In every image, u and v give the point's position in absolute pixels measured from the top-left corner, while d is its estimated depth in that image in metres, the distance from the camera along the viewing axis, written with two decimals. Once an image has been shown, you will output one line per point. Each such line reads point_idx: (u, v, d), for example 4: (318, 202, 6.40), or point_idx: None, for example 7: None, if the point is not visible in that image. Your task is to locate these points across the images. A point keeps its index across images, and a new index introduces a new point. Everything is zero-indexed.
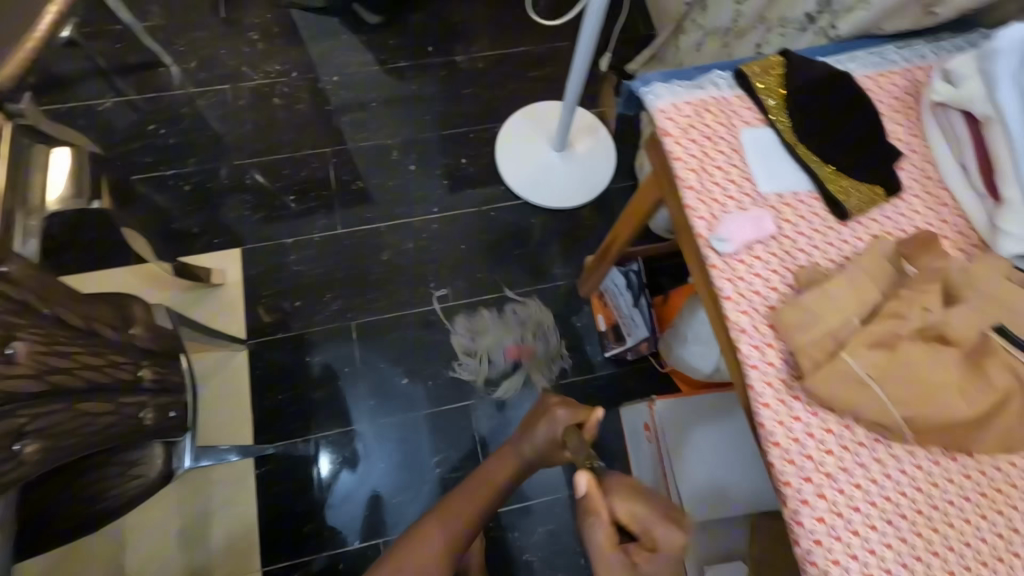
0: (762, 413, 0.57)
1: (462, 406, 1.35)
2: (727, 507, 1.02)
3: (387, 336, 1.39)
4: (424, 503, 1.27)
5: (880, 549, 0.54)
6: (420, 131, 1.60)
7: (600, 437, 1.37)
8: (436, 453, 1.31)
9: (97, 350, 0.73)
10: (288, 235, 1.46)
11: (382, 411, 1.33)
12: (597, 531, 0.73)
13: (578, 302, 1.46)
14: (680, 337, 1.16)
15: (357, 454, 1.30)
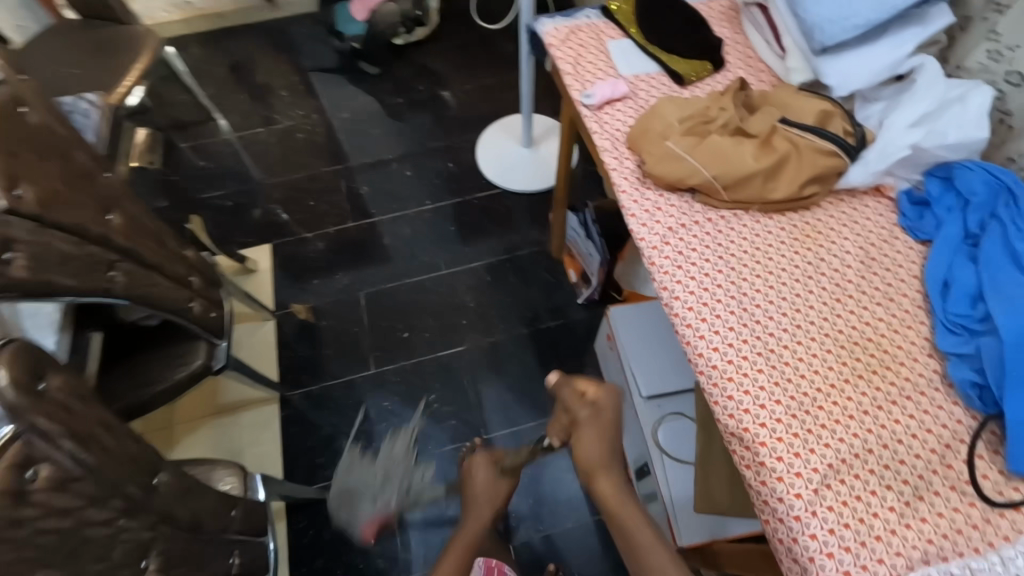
0: (622, 197, 0.79)
1: (453, 351, 1.56)
2: (675, 380, 1.16)
3: (389, 300, 1.65)
4: (422, 432, 1.46)
5: (713, 274, 0.73)
6: (413, 146, 1.97)
7: (577, 369, 1.54)
8: (432, 390, 1.51)
9: (161, 245, 1.00)
10: (307, 230, 1.79)
11: (386, 359, 1.56)
12: (569, 397, 0.86)
13: (550, 262, 1.69)
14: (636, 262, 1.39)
15: (365, 395, 1.51)
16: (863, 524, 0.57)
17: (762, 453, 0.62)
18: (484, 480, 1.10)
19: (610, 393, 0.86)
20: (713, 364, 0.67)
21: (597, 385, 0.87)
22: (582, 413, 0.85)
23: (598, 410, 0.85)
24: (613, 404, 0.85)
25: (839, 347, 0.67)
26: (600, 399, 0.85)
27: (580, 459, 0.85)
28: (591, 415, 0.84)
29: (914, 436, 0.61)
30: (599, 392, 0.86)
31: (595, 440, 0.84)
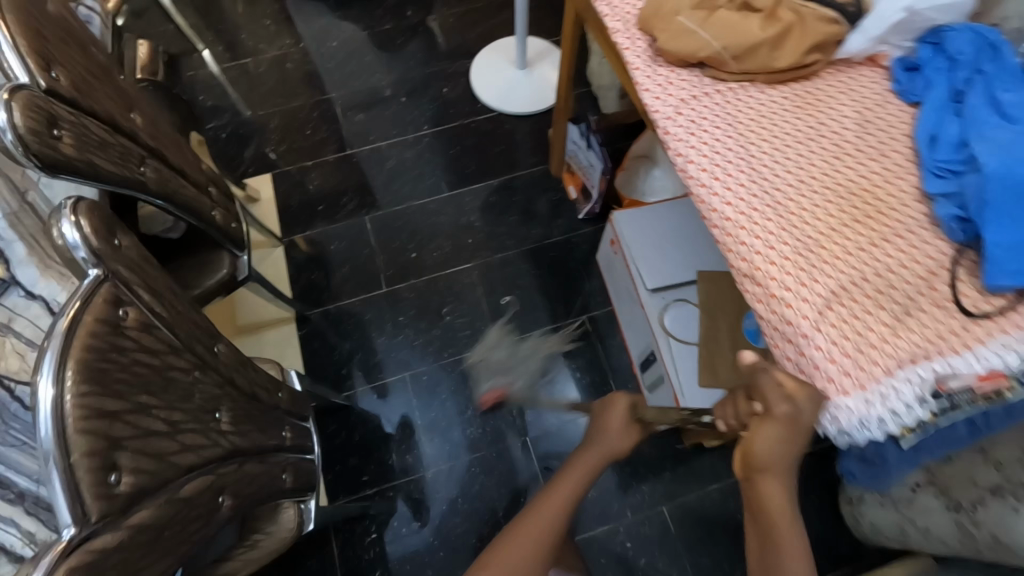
0: (636, 74, 0.84)
1: (462, 268, 1.62)
2: (678, 273, 1.24)
3: (395, 223, 1.69)
4: (436, 343, 1.54)
5: (724, 139, 0.78)
6: (407, 73, 1.95)
7: (582, 281, 1.61)
8: (445, 305, 1.58)
9: (180, 151, 1.01)
10: (307, 159, 1.80)
11: (397, 278, 1.61)
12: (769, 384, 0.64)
13: (551, 181, 1.74)
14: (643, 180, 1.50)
15: (380, 313, 1.57)
16: (861, 337, 0.65)
17: (772, 287, 0.69)
18: (614, 427, 0.82)
19: (821, 390, 0.63)
20: (726, 217, 0.74)
21: (804, 378, 0.64)
22: (774, 400, 0.63)
23: (796, 410, 0.62)
24: (815, 406, 0.63)
25: (839, 198, 0.74)
26: (804, 396, 0.63)
27: (746, 448, 0.64)
28: (788, 414, 0.62)
29: (905, 267, 0.69)
30: (806, 386, 0.63)
31: (779, 436, 0.62)
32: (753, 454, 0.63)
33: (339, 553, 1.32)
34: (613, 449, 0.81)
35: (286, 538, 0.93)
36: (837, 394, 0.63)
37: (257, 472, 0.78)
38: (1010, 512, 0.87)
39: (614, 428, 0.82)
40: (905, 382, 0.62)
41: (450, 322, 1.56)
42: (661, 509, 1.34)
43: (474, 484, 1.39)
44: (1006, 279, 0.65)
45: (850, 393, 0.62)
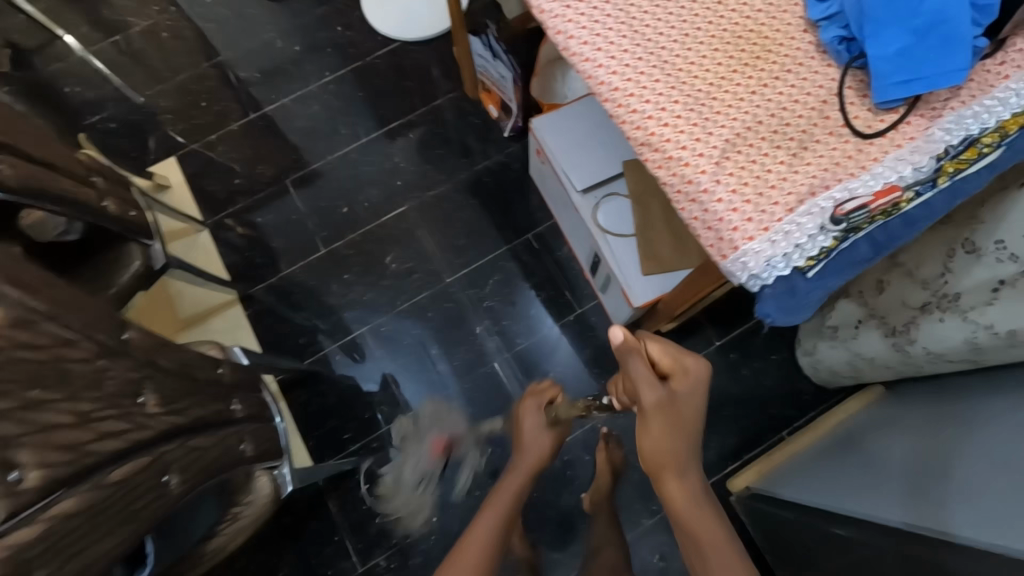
0: None
1: (397, 214, 1.57)
2: (605, 168, 1.21)
3: (319, 182, 1.62)
4: (388, 294, 1.51)
5: (602, 5, 0.74)
6: (295, 18, 1.80)
7: (520, 199, 1.57)
8: (389, 254, 1.54)
9: (46, 142, 0.93)
10: (211, 133, 1.69)
11: (334, 238, 1.57)
12: (638, 368, 0.63)
13: (470, 105, 1.66)
14: (561, 80, 1.43)
15: (324, 276, 1.54)
16: (760, 180, 0.64)
17: (669, 148, 0.67)
18: (531, 433, 0.84)
19: (691, 373, 0.64)
20: (615, 87, 0.71)
21: (673, 357, 0.65)
22: (646, 388, 0.63)
23: (672, 392, 0.64)
24: (689, 386, 0.64)
25: (725, 43, 0.71)
26: (675, 378, 0.64)
27: (648, 447, 0.64)
28: (660, 400, 0.63)
29: (796, 102, 0.67)
30: (677, 366, 0.64)
31: (667, 426, 0.63)
32: (650, 444, 0.64)
33: (339, 509, 1.37)
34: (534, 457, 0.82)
35: (269, 504, 0.94)
36: (741, 240, 0.63)
37: (208, 447, 0.77)
38: (935, 323, 0.90)
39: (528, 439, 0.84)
40: (808, 214, 0.63)
41: (398, 269, 1.53)
42: None
43: (453, 419, 1.42)
44: (893, 90, 0.64)
45: (754, 237, 0.63)
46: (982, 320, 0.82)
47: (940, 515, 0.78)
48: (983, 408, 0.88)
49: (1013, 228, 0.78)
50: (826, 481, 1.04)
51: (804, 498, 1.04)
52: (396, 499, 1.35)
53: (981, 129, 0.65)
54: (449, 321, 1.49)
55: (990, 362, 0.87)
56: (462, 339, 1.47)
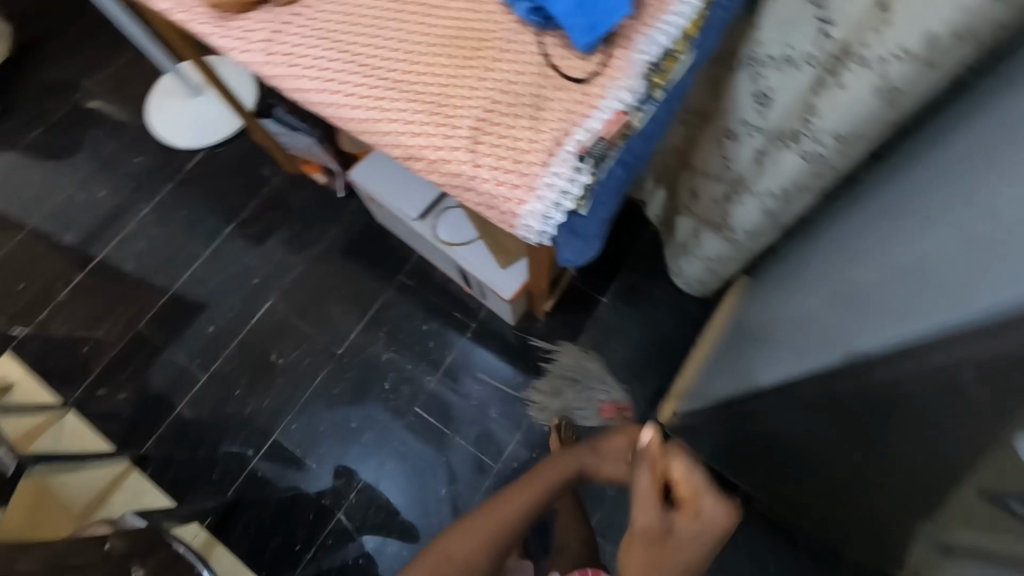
0: (218, 41, 0.80)
1: (265, 309, 1.53)
2: (432, 190, 1.26)
3: (174, 312, 1.55)
4: (286, 389, 1.46)
5: (325, 53, 0.78)
6: (88, 166, 1.72)
7: (378, 246, 1.57)
8: (272, 351, 1.49)
9: None
10: (40, 311, 1.57)
11: (211, 360, 1.50)
12: (643, 484, 0.60)
13: (297, 181, 1.65)
14: None
15: (215, 401, 1.46)
16: (513, 150, 0.70)
17: (429, 155, 0.72)
18: (609, 452, 0.75)
19: (708, 525, 0.57)
20: (363, 120, 0.75)
21: (703, 505, 0.58)
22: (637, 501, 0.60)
23: (674, 531, 0.57)
24: (700, 533, 0.57)
25: (444, 46, 0.76)
26: (695, 521, 0.58)
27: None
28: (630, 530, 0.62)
29: (521, 73, 0.74)
30: (702, 514, 0.58)
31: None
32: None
33: None
34: (597, 465, 0.74)
35: None
36: (517, 207, 0.68)
37: None
38: (739, 207, 1.00)
39: (610, 451, 0.74)
40: (563, 163, 0.69)
41: (287, 362, 1.48)
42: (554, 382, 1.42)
43: (397, 480, 1.38)
44: (587, 36, 0.72)
45: (526, 200, 0.68)
46: (764, 189, 0.91)
47: (829, 349, 0.70)
48: (818, 266, 0.94)
49: (748, 108, 0.88)
50: (766, 363, 0.93)
51: (744, 390, 0.92)
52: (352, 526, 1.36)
53: (670, 40, 0.74)
54: (356, 390, 1.45)
55: (789, 220, 0.96)
56: (375, 401, 1.44)
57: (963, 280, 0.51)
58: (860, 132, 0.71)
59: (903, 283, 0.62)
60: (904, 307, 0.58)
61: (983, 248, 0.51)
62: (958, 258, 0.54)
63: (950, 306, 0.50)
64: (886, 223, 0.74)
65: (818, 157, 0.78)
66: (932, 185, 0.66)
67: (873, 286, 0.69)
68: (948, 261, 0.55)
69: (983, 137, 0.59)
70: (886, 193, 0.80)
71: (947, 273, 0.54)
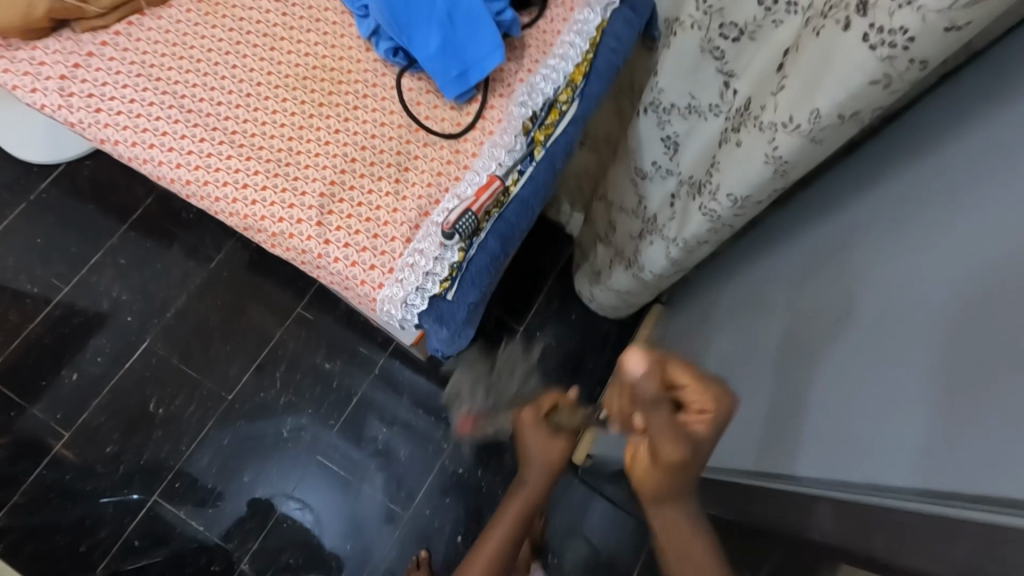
0: (4, 79, 0.64)
1: (140, 352, 1.36)
2: None
3: (28, 358, 1.34)
4: (168, 443, 1.31)
5: (140, 96, 0.64)
6: None
7: (273, 274, 1.42)
8: (150, 399, 1.33)
9: None
10: None
11: (75, 413, 1.31)
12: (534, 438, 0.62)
13: (176, 202, 1.46)
14: None
15: (82, 461, 1.28)
16: (369, 222, 0.60)
17: (268, 226, 0.61)
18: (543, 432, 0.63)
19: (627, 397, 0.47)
20: (188, 180, 0.62)
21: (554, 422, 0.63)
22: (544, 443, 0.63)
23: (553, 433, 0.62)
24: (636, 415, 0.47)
25: (291, 92, 0.65)
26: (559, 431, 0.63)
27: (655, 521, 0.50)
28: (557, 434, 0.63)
29: (383, 125, 0.64)
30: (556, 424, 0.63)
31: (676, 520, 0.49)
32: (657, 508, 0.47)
33: None
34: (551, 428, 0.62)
35: None
36: (372, 292, 0.59)
37: None
38: (648, 248, 0.93)
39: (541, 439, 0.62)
40: (426, 238, 0.59)
41: (167, 413, 1.32)
42: None
43: (298, 536, 1.27)
44: (455, 85, 0.63)
45: (383, 283, 0.58)
46: (671, 235, 0.84)
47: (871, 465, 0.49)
48: (731, 310, 0.89)
49: (655, 150, 0.82)
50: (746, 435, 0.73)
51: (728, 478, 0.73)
52: None
53: (554, 88, 0.65)
54: (249, 439, 1.32)
55: (692, 266, 0.91)
56: (271, 450, 1.32)
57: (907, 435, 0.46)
58: (754, 197, 0.66)
59: (829, 405, 0.57)
60: (847, 445, 0.53)
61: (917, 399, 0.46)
62: (889, 399, 0.49)
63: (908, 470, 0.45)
64: (796, 305, 0.70)
65: (714, 214, 0.72)
66: (842, 275, 0.62)
67: (796, 390, 0.64)
68: (878, 399, 0.51)
69: (888, 238, 0.56)
70: (789, 251, 0.76)
71: (881, 417, 0.49)
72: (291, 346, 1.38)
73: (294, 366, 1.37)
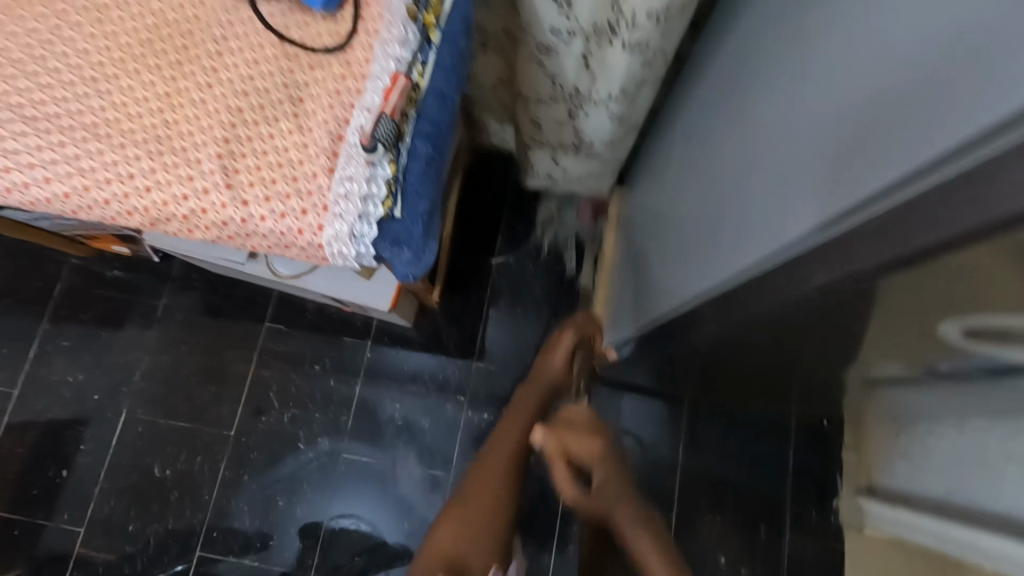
0: None
1: (123, 425, 1.28)
2: None
3: (10, 473, 1.26)
4: (187, 500, 1.25)
5: None
6: None
7: (228, 301, 1.33)
8: (154, 465, 1.26)
9: None
10: None
11: (81, 505, 1.24)
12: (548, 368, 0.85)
13: (94, 265, 1.34)
14: None
15: (110, 549, 1.23)
16: (283, 166, 0.54)
17: (178, 210, 0.54)
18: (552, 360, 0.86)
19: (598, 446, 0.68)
20: (67, 191, 0.54)
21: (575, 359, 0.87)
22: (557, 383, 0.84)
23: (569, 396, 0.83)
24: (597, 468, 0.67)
25: (139, 60, 0.56)
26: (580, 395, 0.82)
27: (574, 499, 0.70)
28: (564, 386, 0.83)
29: (257, 63, 0.56)
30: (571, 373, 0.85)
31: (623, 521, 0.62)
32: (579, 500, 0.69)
33: None
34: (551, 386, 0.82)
35: None
36: (315, 237, 0.53)
37: None
38: (586, 120, 0.89)
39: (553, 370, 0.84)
40: (351, 162, 0.53)
41: (176, 472, 1.26)
42: (477, 364, 1.32)
43: (353, 536, 1.25)
44: None
45: (324, 222, 0.53)
46: (603, 93, 0.81)
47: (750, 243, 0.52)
48: (680, 150, 0.86)
49: (549, 12, 0.70)
50: (675, 273, 0.76)
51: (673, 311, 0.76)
52: None
53: None
54: (269, 466, 1.27)
55: (640, 117, 0.90)
56: (294, 468, 1.27)
57: (847, 136, 0.40)
58: (672, 4, 0.65)
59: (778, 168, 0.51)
60: (741, 227, 0.55)
61: (817, 133, 0.44)
62: (758, 188, 0.53)
63: (777, 220, 0.47)
64: (709, 138, 0.70)
65: (641, 44, 0.71)
66: (730, 104, 0.65)
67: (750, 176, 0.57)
68: (824, 124, 0.44)
69: None
70: (703, 96, 0.76)
71: (756, 203, 0.52)
72: (275, 362, 1.32)
73: (290, 381, 1.31)
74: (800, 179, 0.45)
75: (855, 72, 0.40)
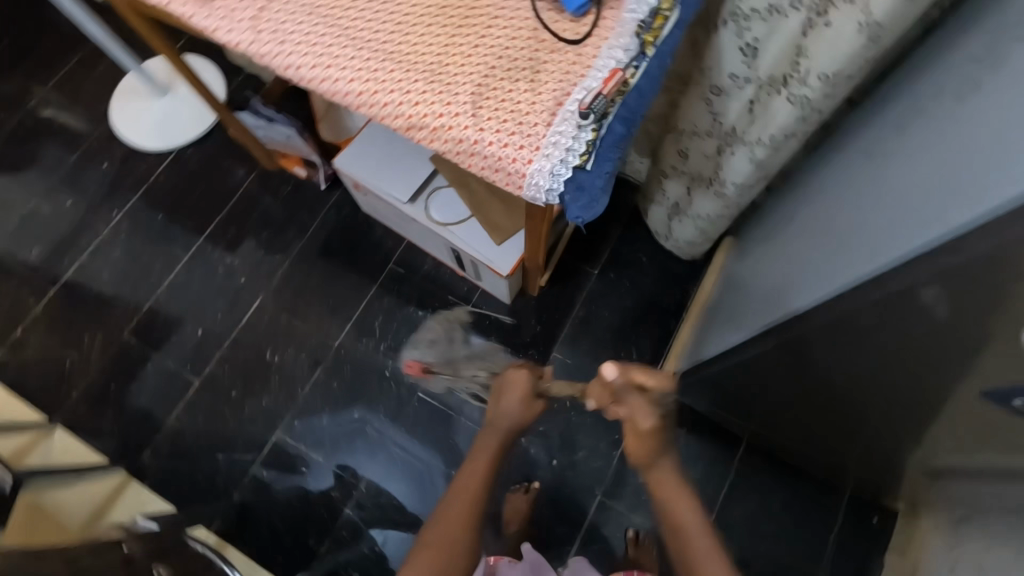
0: (203, 24, 0.79)
1: (254, 309, 1.51)
2: (417, 170, 1.23)
3: (158, 318, 1.52)
4: (282, 387, 1.45)
5: (312, 28, 0.77)
6: (52, 173, 1.66)
7: (366, 237, 1.56)
8: (266, 349, 1.47)
9: None
10: (15, 325, 1.53)
11: (201, 362, 1.48)
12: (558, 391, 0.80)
13: (273, 177, 1.62)
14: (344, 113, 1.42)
15: (211, 405, 1.44)
16: (514, 112, 0.71)
17: (430, 122, 0.73)
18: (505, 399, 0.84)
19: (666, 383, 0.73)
20: (359, 90, 0.75)
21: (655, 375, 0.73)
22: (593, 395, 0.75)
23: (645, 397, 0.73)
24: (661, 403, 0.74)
25: (434, 17, 0.77)
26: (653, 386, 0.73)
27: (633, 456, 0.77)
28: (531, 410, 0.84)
29: (514, 39, 0.75)
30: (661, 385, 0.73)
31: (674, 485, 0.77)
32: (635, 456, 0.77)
33: None
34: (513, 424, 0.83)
35: None
36: (524, 167, 0.70)
37: None
38: (730, 159, 1.02)
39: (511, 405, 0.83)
40: (565, 121, 0.70)
41: (281, 361, 1.47)
42: (556, 354, 1.44)
43: (404, 467, 1.38)
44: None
45: (532, 158, 0.70)
46: (755, 137, 0.94)
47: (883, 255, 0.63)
48: (807, 204, 0.96)
49: (734, 60, 0.90)
50: (783, 291, 0.87)
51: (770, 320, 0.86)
52: (363, 516, 1.36)
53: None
54: (355, 382, 1.45)
55: (776, 170, 1.01)
56: (375, 391, 1.44)
57: (994, 168, 0.51)
58: (845, 70, 0.77)
59: (925, 197, 0.61)
60: (870, 247, 0.66)
61: (958, 170, 0.56)
62: (894, 217, 0.64)
63: (913, 233, 0.58)
64: (848, 186, 0.82)
65: (805, 100, 0.84)
66: (876, 159, 0.77)
67: (891, 207, 0.67)
68: (969, 166, 0.55)
69: (966, 66, 0.63)
70: (849, 153, 0.88)
71: (894, 229, 0.63)
72: (387, 298, 1.51)
73: (395, 317, 1.49)
74: (937, 205, 0.57)
75: (991, 127, 0.53)
